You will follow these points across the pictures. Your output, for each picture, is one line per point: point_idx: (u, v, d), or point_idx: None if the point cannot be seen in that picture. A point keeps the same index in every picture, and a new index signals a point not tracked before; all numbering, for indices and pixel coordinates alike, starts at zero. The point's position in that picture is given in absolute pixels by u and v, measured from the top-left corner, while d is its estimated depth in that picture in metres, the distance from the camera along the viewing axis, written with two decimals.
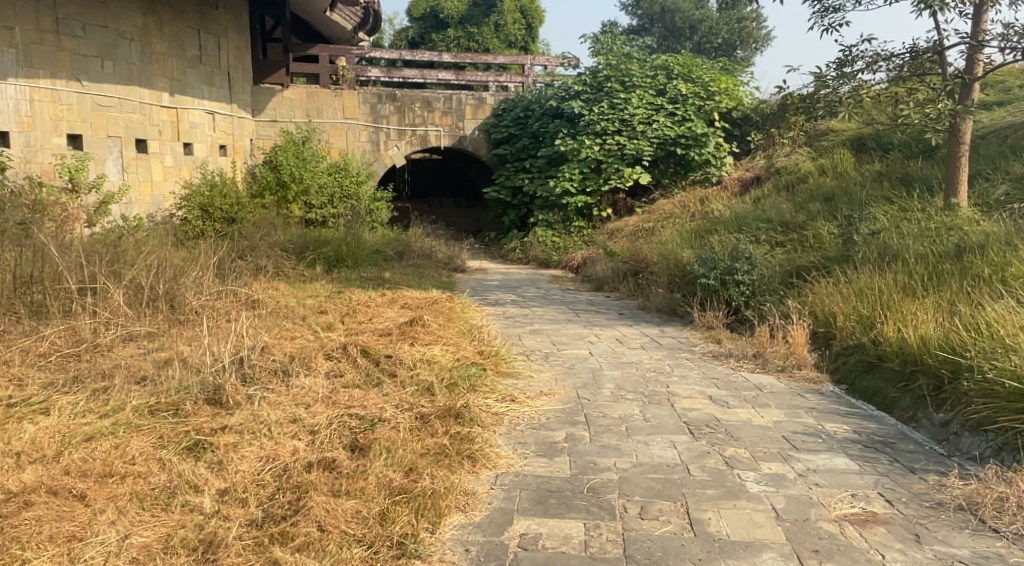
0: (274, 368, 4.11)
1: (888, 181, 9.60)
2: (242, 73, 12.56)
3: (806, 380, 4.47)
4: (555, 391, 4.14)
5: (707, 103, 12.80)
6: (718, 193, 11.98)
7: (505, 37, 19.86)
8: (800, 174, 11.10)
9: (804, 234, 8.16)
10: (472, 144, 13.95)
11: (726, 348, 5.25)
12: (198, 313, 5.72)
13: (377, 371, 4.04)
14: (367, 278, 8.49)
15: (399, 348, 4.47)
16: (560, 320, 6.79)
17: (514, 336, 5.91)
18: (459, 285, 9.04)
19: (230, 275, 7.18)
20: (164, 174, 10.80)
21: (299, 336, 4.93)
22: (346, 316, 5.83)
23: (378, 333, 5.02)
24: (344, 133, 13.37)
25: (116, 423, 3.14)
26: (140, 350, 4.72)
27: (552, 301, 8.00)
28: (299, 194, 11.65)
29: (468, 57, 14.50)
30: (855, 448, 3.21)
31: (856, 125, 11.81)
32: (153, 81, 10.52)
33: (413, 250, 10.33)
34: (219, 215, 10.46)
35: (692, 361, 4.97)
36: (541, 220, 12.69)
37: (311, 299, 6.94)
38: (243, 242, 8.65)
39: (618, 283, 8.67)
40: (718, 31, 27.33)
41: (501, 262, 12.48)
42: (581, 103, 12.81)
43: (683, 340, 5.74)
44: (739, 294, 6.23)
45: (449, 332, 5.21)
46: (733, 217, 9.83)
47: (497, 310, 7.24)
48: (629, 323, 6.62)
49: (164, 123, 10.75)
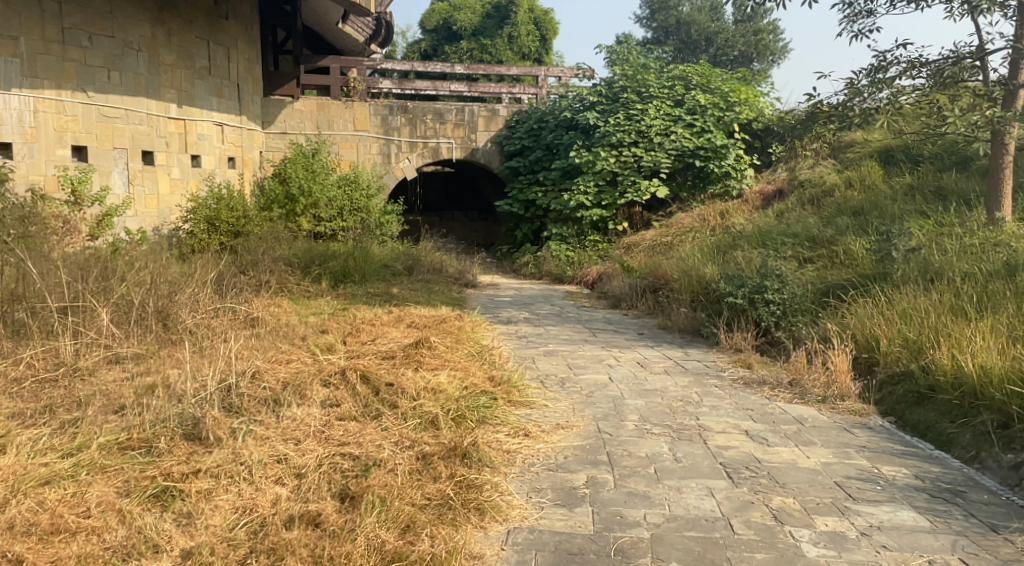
0: (263, 397, 3.75)
1: (921, 194, 9.17)
2: (252, 84, 12.34)
3: (850, 413, 4.05)
4: (572, 424, 3.75)
5: (726, 114, 12.39)
6: (739, 206, 11.60)
7: (519, 50, 19.61)
8: (825, 187, 10.68)
9: (833, 249, 7.74)
10: (484, 156, 13.62)
11: (757, 374, 4.84)
12: (191, 332, 5.39)
13: (377, 401, 3.66)
14: (375, 295, 8.14)
15: (403, 374, 4.09)
16: (576, 340, 6.40)
17: (528, 358, 5.52)
18: (469, 301, 8.68)
19: (229, 291, 6.85)
20: (171, 187, 10.55)
21: (296, 359, 4.57)
22: (350, 337, 5.47)
23: (381, 356, 4.65)
24: (354, 145, 13.09)
25: (78, 464, 2.79)
26: (124, 375, 4.39)
27: (567, 319, 7.60)
28: (308, 208, 11.38)
29: (481, 68, 14.20)
30: (921, 498, 2.81)
31: (883, 136, 11.39)
32: (160, 92, 10.28)
33: (423, 264, 9.99)
34: (225, 228, 10.14)
35: (722, 389, 4.56)
36: (555, 233, 12.33)
37: (314, 317, 6.59)
38: (245, 256, 8.34)
39: (636, 299, 8.24)
40: (734, 44, 27.04)
41: (514, 277, 12.12)
42: (596, 114, 12.45)
43: (710, 364, 5.33)
44: (769, 315, 5.82)
45: (457, 355, 4.82)
46: (757, 232, 9.42)
47: (509, 329, 6.86)
48: (650, 344, 6.21)
49: (172, 135, 10.51)
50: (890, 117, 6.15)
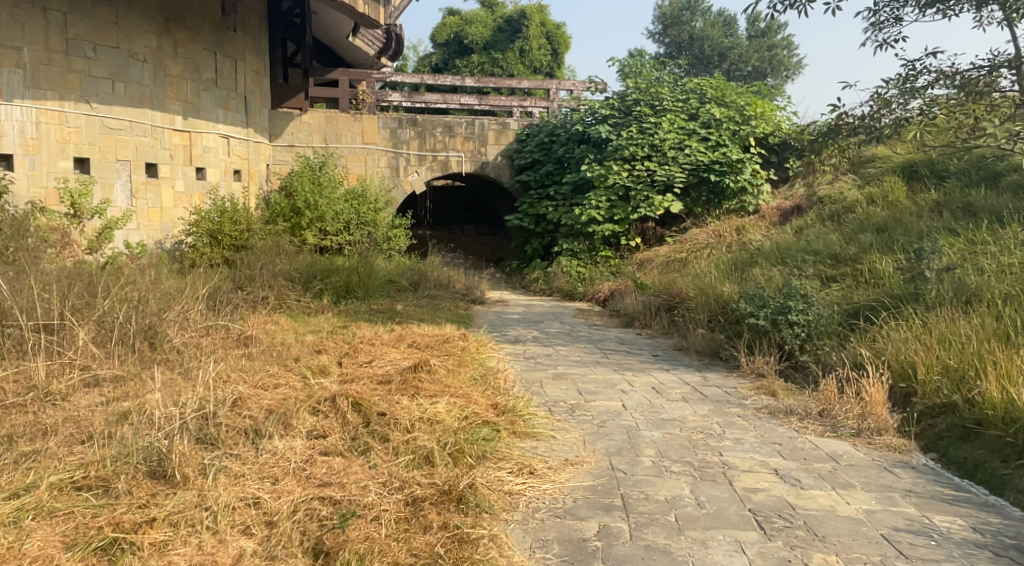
0: (243, 426, 3.42)
1: (948, 211, 8.81)
2: (259, 97, 12.13)
3: (889, 449, 3.70)
4: (582, 459, 3.40)
5: (743, 128, 12.09)
6: (756, 222, 11.29)
7: (530, 63, 19.40)
8: (846, 203, 10.32)
9: (858, 267, 7.40)
10: (494, 170, 13.33)
11: (784, 403, 4.49)
12: (178, 353, 5.08)
13: (367, 433, 3.33)
14: (378, 311, 7.84)
15: (400, 402, 3.75)
16: (586, 362, 6.05)
17: (536, 382, 5.18)
18: (476, 319, 8.35)
19: (224, 307, 6.55)
20: (175, 200, 10.31)
21: (286, 383, 4.25)
22: (347, 358, 5.15)
23: (377, 381, 4.31)
24: (362, 159, 12.84)
25: (21, 509, 2.49)
26: (100, 400, 4.09)
27: (578, 338, 7.26)
28: (313, 221, 11.15)
29: (492, 81, 13.95)
30: (983, 558, 2.49)
31: (906, 151, 11.03)
32: (165, 104, 10.07)
33: (429, 279, 9.69)
34: (228, 242, 9.92)
35: (745, 419, 4.22)
36: (566, 249, 12.00)
37: (311, 336, 6.28)
38: (244, 271, 8.07)
39: (650, 318, 7.87)
40: (748, 59, 26.86)
41: (524, 293, 11.81)
42: (608, 127, 12.14)
43: (730, 390, 4.98)
44: (793, 337, 5.47)
45: (458, 379, 4.48)
46: (775, 248, 9.06)
47: (516, 349, 6.52)
48: (666, 367, 5.85)
49: (177, 147, 10.29)
50: (921, 129, 5.80)
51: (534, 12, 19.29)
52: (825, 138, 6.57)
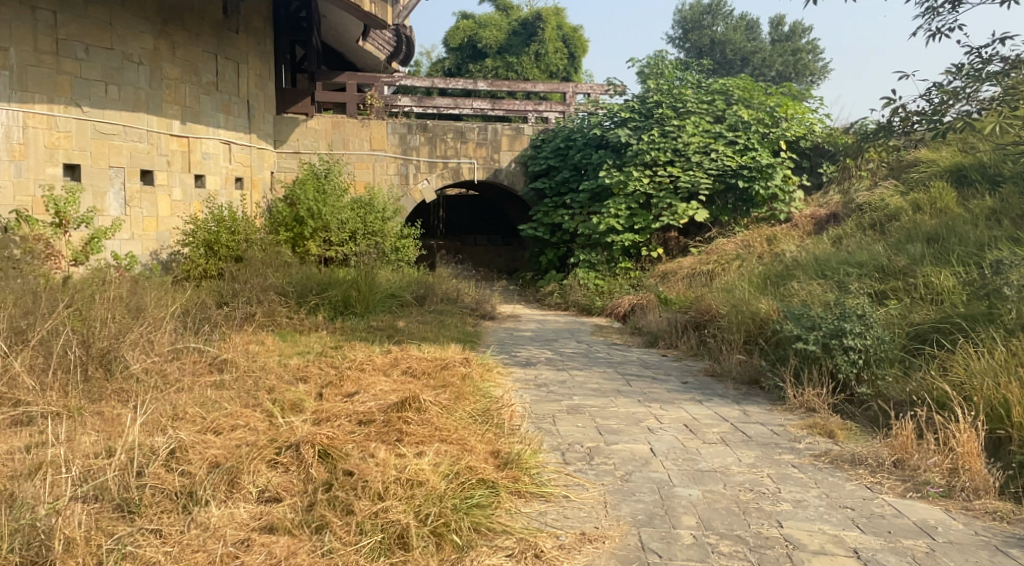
0: (176, 488, 2.72)
1: (1006, 219, 8.04)
2: (263, 102, 11.52)
3: (994, 520, 2.97)
4: (605, 533, 2.69)
5: (773, 130, 11.35)
6: (789, 231, 10.54)
7: (546, 68, 18.74)
8: (888, 211, 9.62)
9: (912, 282, 6.70)
10: (508, 177, 12.62)
11: (847, 451, 3.77)
12: (136, 382, 4.41)
13: (326, 500, 2.60)
14: (376, 329, 7.15)
15: (377, 454, 3.01)
16: (607, 390, 5.30)
17: (548, 417, 4.45)
18: (484, 337, 7.63)
19: (202, 326, 5.88)
20: (171, 209, 9.69)
21: (248, 423, 3.53)
22: (329, 388, 4.45)
23: (356, 422, 3.57)
24: (370, 166, 12.19)
25: None
26: (23, 442, 3.41)
27: (596, 360, 6.51)
28: (316, 231, 10.50)
29: (506, 85, 13.25)
30: None
31: (952, 154, 10.28)
32: (162, 108, 9.46)
33: (436, 293, 9.00)
34: (225, 253, 9.29)
35: (803, 472, 3.51)
36: (583, 260, 11.22)
37: (297, 359, 5.60)
38: (231, 285, 7.41)
39: (676, 338, 7.09)
40: (772, 63, 26.01)
41: (538, 307, 11.09)
42: (628, 131, 11.39)
43: (778, 430, 4.28)
44: (849, 365, 4.78)
45: (455, 419, 3.75)
46: (813, 260, 8.28)
47: (526, 374, 5.79)
48: (699, 398, 5.10)
49: (174, 153, 9.68)
50: (1002, 120, 4.97)
51: (550, 15, 18.65)
52: (878, 135, 5.80)
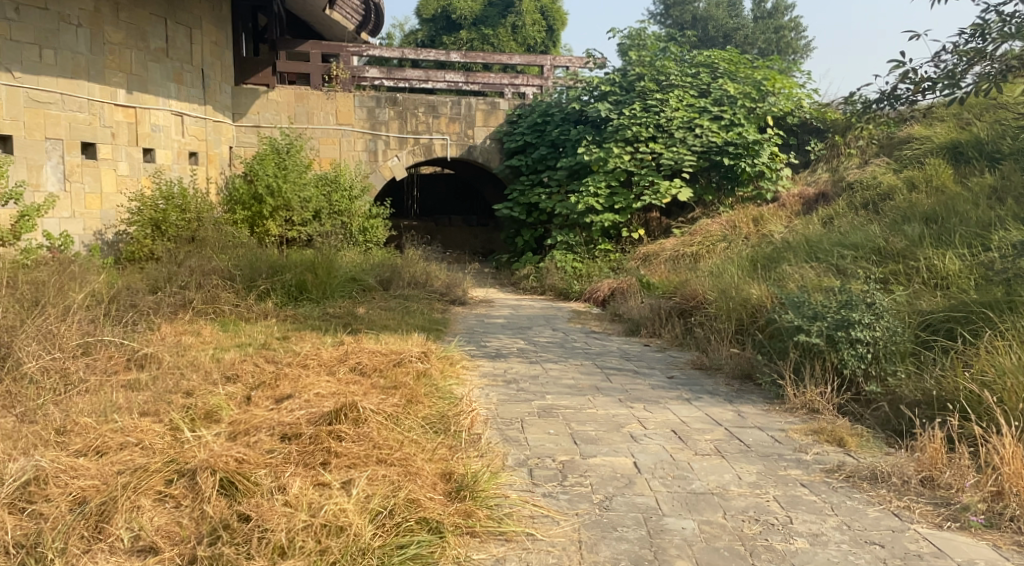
0: (15, 540, 2.17)
1: (1007, 198, 7.55)
2: (220, 71, 10.64)
3: None
4: None
5: (759, 105, 10.75)
6: (776, 211, 10.00)
7: (523, 41, 17.95)
8: (881, 190, 9.11)
9: (915, 264, 6.18)
10: (482, 155, 11.94)
11: (865, 465, 3.23)
12: (29, 386, 3.74)
13: (209, 558, 2.07)
14: (332, 317, 6.50)
15: (290, 486, 2.41)
16: (585, 387, 4.71)
17: (517, 421, 3.85)
18: (452, 325, 7.01)
19: (131, 320, 5.20)
20: (117, 185, 8.82)
21: (142, 441, 2.87)
22: (260, 390, 3.81)
23: (278, 437, 2.93)
24: (337, 141, 11.42)
25: None
26: None
27: (573, 351, 5.92)
28: (277, 210, 9.69)
29: (480, 56, 12.51)
30: None
31: (948, 130, 9.77)
32: (105, 75, 8.58)
33: (402, 277, 8.34)
34: (174, 234, 8.55)
35: (816, 495, 2.95)
36: (560, 241, 10.60)
37: (233, 352, 4.94)
38: (169, 269, 6.72)
39: (659, 326, 6.52)
40: (755, 41, 25.15)
41: (513, 291, 10.48)
42: (608, 105, 10.77)
43: (779, 437, 3.73)
44: (856, 360, 4.26)
45: (404, 432, 3.12)
46: (804, 241, 7.74)
47: (495, 367, 5.19)
48: (688, 396, 4.53)
49: (119, 125, 8.79)
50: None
51: None
52: (884, 106, 5.06)
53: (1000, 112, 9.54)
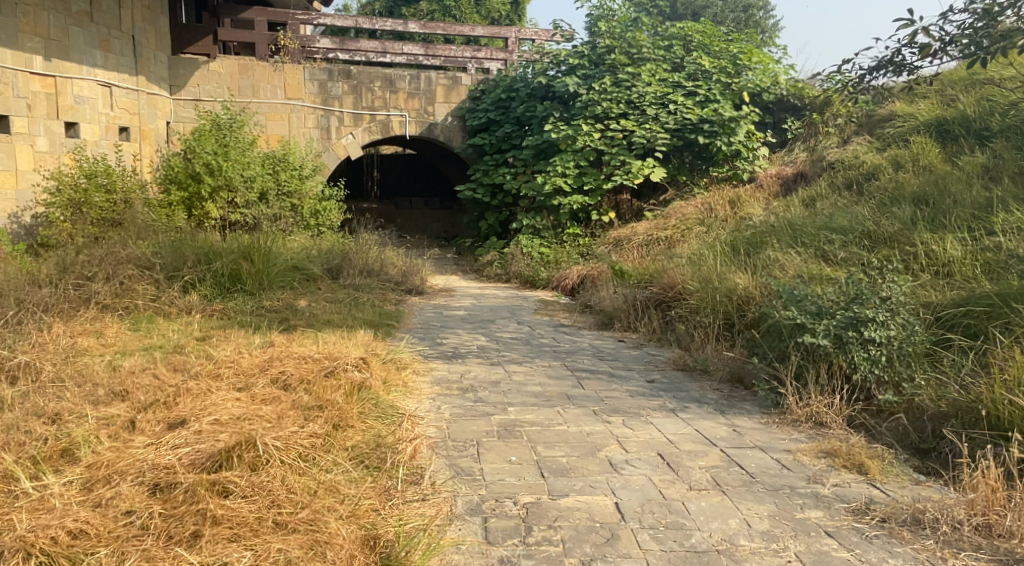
0: None
1: (1002, 178, 7.01)
2: (153, 37, 9.59)
3: None
4: None
5: (736, 80, 10.12)
6: (753, 192, 9.38)
7: (486, 13, 17.10)
8: (865, 169, 8.54)
9: (914, 252, 5.59)
10: (443, 133, 11.14)
11: (902, 502, 2.61)
12: None
13: None
14: (268, 311, 5.72)
15: None
16: (554, 396, 4.03)
17: (473, 446, 3.14)
18: (406, 319, 6.28)
19: (18, 325, 4.37)
20: (35, 162, 7.76)
21: None
22: (149, 412, 3.05)
23: (147, 487, 2.22)
24: (285, 117, 10.49)
25: None
26: None
27: (540, 349, 5.23)
28: (218, 190, 8.72)
29: (439, 28, 11.61)
30: None
31: (931, 107, 9.22)
32: (19, 39, 7.45)
33: (352, 265, 7.55)
34: (96, 217, 7.63)
35: (849, 548, 2.32)
36: (526, 225, 9.87)
37: (137, 358, 4.14)
38: (78, 259, 5.84)
39: (634, 319, 5.86)
40: (723, 19, 24.47)
41: (475, 279, 9.76)
42: (577, 79, 10.05)
43: (788, 461, 3.09)
44: (869, 364, 3.65)
45: (318, 477, 2.39)
46: (787, 224, 7.15)
47: (451, 371, 4.49)
48: (676, 406, 3.87)
49: (36, 96, 7.71)
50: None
51: None
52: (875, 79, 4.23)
53: (986, 88, 9.01)
